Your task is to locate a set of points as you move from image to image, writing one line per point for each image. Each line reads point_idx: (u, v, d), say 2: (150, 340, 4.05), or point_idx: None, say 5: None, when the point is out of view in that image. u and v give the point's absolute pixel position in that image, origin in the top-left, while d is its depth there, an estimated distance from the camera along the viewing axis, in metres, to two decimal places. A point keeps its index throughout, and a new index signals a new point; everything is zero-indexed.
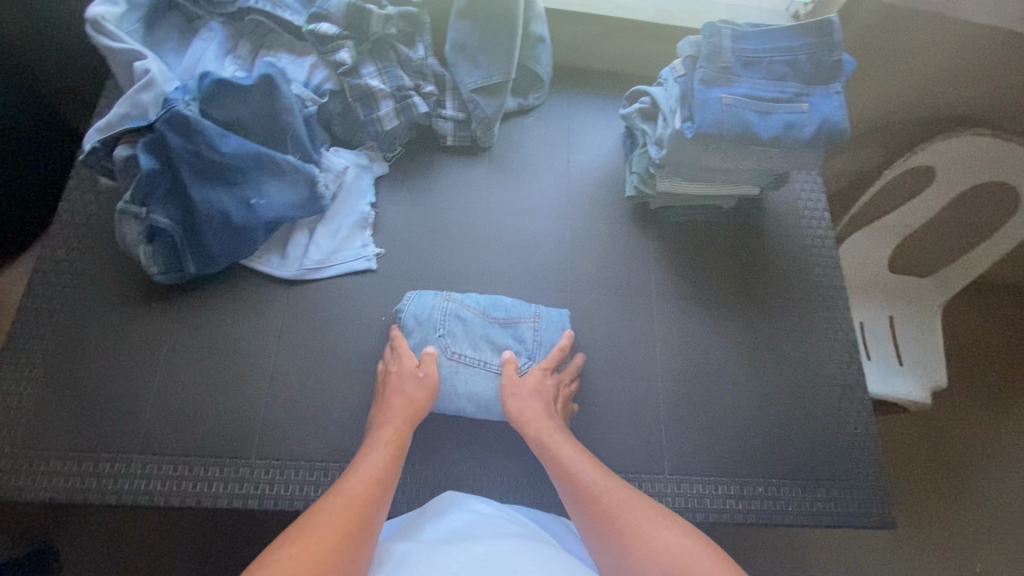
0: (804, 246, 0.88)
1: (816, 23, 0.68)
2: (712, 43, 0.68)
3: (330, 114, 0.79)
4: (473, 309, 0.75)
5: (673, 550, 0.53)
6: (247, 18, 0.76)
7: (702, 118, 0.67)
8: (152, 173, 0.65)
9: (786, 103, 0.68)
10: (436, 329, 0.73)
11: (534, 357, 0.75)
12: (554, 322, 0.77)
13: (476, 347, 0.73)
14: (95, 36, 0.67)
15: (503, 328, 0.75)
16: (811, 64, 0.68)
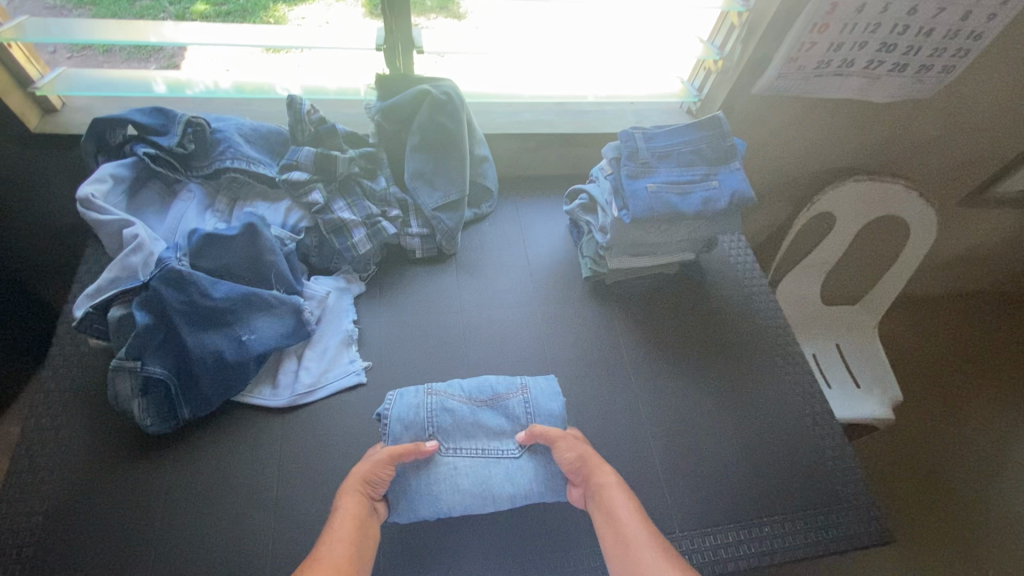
0: (745, 295, 1.00)
1: (708, 120, 0.83)
2: (630, 146, 0.82)
3: (306, 248, 0.86)
4: (460, 398, 0.77)
5: None
6: (223, 176, 0.83)
7: (635, 205, 0.79)
8: (146, 327, 0.68)
9: (699, 183, 0.81)
10: (427, 427, 0.74)
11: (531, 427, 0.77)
12: (545, 390, 0.79)
13: (470, 435, 0.76)
14: (84, 211, 0.73)
15: (492, 411, 0.78)
16: (711, 149, 0.83)
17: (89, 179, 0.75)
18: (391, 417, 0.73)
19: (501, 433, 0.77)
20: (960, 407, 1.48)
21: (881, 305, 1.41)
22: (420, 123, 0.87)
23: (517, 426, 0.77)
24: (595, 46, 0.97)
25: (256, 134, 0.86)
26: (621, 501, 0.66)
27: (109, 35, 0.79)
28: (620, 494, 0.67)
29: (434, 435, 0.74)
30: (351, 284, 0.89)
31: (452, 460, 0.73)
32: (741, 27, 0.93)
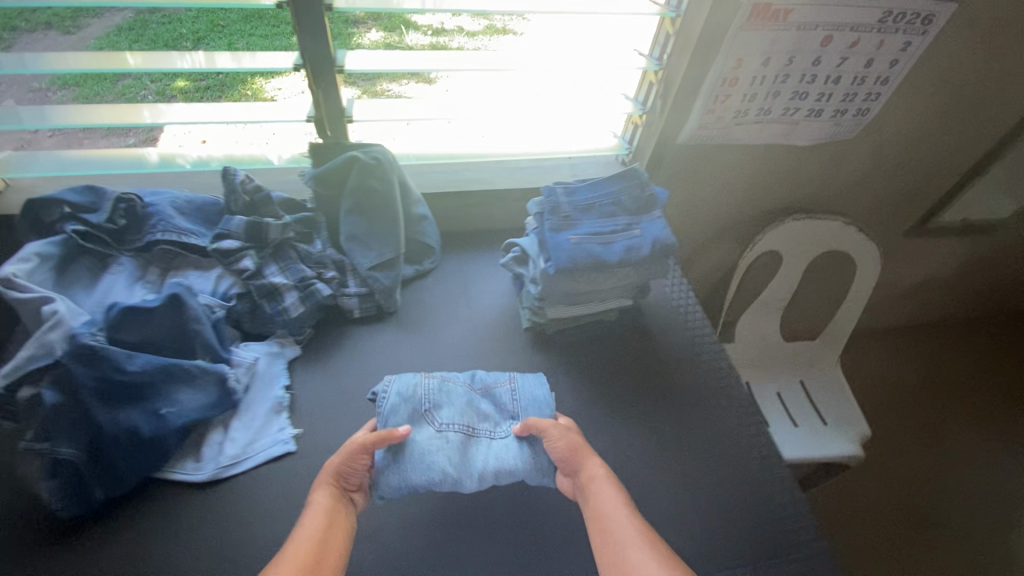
0: (686, 337, 1.00)
1: (625, 172, 0.87)
2: (551, 202, 0.85)
3: (238, 314, 0.86)
4: (457, 381, 0.84)
5: None
6: (155, 248, 0.84)
7: (558, 258, 0.80)
8: (56, 406, 0.65)
9: (622, 233, 0.83)
10: (422, 404, 0.80)
11: (517, 413, 0.82)
12: (531, 386, 0.85)
13: (462, 413, 0.81)
14: (4, 292, 0.72)
15: (485, 397, 0.84)
16: (632, 200, 0.86)
17: (11, 259, 0.75)
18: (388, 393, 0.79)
19: (490, 416, 0.82)
20: (941, 438, 1.58)
21: (839, 339, 1.42)
22: (352, 188, 0.89)
23: (506, 412, 0.83)
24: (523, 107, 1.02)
25: (189, 206, 0.88)
26: (603, 496, 0.71)
27: (92, 119, 0.83)
28: (610, 489, 0.72)
29: (427, 411, 0.79)
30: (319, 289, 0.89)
31: (442, 434, 0.77)
32: (658, 84, 0.98)
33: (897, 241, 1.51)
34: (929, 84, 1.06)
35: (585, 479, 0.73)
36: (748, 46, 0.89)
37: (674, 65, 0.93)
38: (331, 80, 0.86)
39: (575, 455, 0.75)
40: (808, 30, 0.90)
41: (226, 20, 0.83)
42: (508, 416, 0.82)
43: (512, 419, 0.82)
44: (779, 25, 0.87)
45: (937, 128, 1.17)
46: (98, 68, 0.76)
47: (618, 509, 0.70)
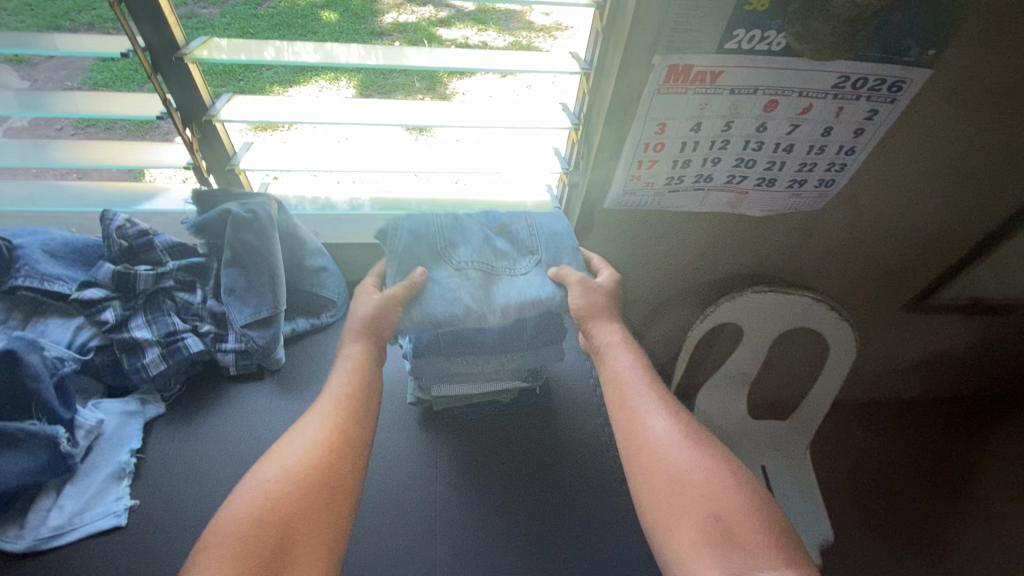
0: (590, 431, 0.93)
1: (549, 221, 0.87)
2: (447, 243, 0.80)
3: (98, 367, 0.82)
4: (470, 219, 0.83)
5: (662, 436, 0.71)
6: (17, 293, 0.80)
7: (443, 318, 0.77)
8: None
9: (522, 276, 0.81)
10: (434, 242, 0.80)
11: (537, 249, 0.83)
12: (548, 221, 0.85)
13: (478, 253, 0.81)
14: None
15: (501, 236, 0.82)
16: (543, 241, 0.84)
17: None
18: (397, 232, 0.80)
19: (508, 252, 0.82)
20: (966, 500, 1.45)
21: (808, 422, 1.28)
22: (229, 240, 0.84)
23: (533, 250, 0.82)
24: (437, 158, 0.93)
25: (63, 248, 0.84)
26: (636, 386, 0.77)
27: (103, 156, 0.84)
28: (642, 379, 0.78)
29: (441, 250, 0.80)
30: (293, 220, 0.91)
31: (461, 273, 0.79)
32: (579, 141, 0.89)
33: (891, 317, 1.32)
34: (908, 155, 0.91)
35: (620, 372, 0.78)
36: (671, 110, 0.78)
37: (593, 122, 0.83)
38: (210, 128, 0.82)
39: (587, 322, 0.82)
40: (744, 94, 0.78)
41: (258, 26, 0.74)
42: (535, 253, 0.82)
43: (535, 253, 0.82)
44: (704, 89, 0.76)
45: (925, 202, 1.01)
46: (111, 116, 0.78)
47: (653, 398, 0.75)
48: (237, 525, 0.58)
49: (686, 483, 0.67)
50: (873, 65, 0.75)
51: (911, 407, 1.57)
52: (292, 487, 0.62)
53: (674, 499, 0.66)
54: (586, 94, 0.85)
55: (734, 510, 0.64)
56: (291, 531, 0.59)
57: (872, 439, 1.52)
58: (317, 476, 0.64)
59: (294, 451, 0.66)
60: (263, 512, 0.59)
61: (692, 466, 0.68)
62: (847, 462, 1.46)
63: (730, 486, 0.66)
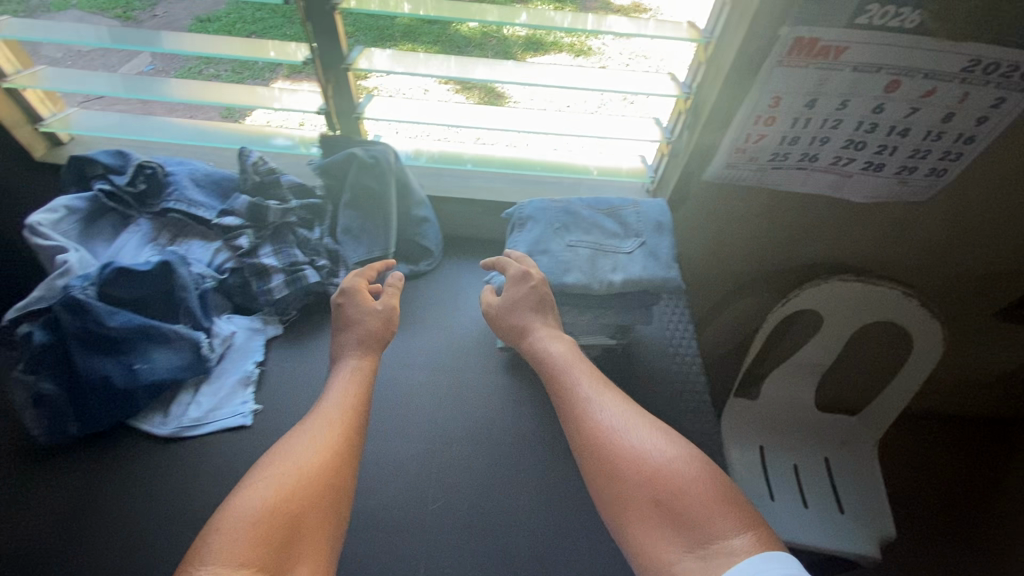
0: (674, 393, 0.92)
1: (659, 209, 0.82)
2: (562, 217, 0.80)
3: (230, 287, 0.91)
4: (583, 205, 0.81)
5: (608, 434, 0.64)
6: (168, 216, 0.91)
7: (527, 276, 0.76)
8: (44, 347, 0.73)
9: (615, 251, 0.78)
10: (552, 222, 0.79)
11: (641, 234, 0.78)
12: (654, 207, 0.81)
13: (587, 232, 0.79)
14: (30, 237, 0.81)
15: (610, 217, 0.80)
16: (642, 219, 0.80)
17: (42, 209, 0.84)
18: (522, 213, 0.81)
19: (616, 235, 0.79)
20: (996, 493, 1.42)
21: (881, 422, 1.26)
22: (353, 184, 0.94)
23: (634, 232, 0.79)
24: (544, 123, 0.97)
25: (206, 179, 0.94)
26: (570, 380, 0.70)
27: (183, 93, 0.91)
28: (577, 365, 0.71)
29: (557, 227, 0.79)
30: (409, 181, 0.99)
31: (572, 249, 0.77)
32: (687, 113, 0.89)
33: (983, 325, 1.27)
34: None
35: (552, 367, 0.71)
36: (789, 84, 0.79)
37: (706, 93, 0.84)
38: (343, 77, 0.88)
39: (519, 329, 0.75)
40: (866, 72, 0.77)
41: None
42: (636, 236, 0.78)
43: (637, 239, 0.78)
44: (827, 64, 0.76)
45: None
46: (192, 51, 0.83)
47: (591, 390, 0.69)
48: (246, 520, 0.56)
49: (634, 477, 0.61)
50: (1011, 50, 0.73)
51: (988, 425, 1.53)
52: (299, 487, 0.62)
53: (626, 500, 0.60)
54: (699, 64, 0.85)
55: (692, 492, 0.58)
56: (300, 519, 0.60)
57: (941, 450, 1.48)
58: (325, 469, 0.65)
59: (305, 451, 0.66)
60: (271, 510, 0.58)
61: (647, 453, 0.62)
62: (909, 469, 1.44)
63: (677, 466, 0.61)
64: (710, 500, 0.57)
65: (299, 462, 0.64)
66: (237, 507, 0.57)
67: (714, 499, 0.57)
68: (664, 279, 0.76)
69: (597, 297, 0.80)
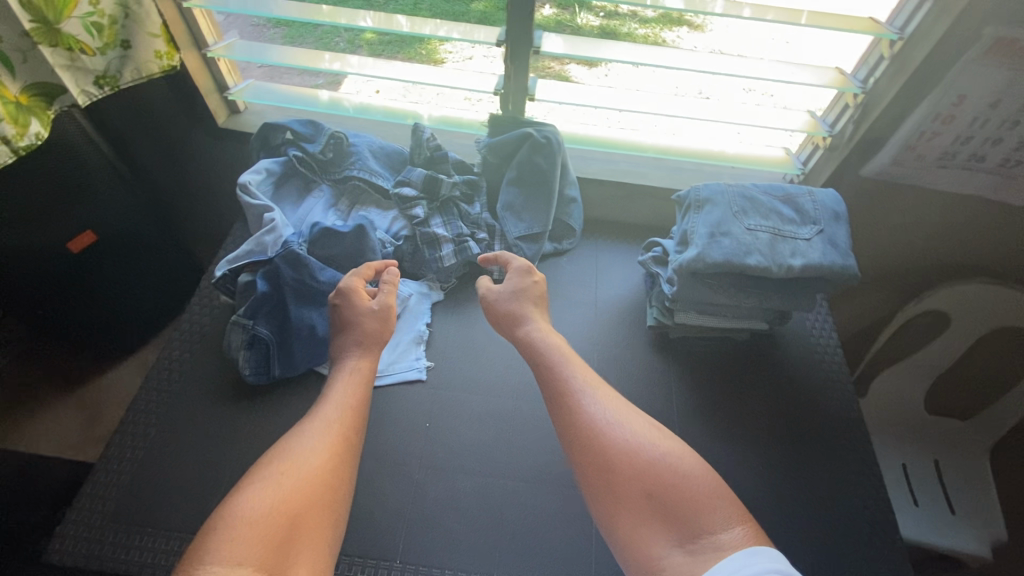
0: (819, 381, 0.95)
1: (828, 195, 0.84)
2: (743, 202, 0.83)
3: (402, 253, 0.98)
4: (759, 193, 0.84)
5: (603, 430, 0.74)
6: (349, 182, 0.98)
7: (713, 252, 0.79)
8: (264, 295, 0.82)
9: (797, 238, 0.80)
10: (732, 206, 0.83)
11: (819, 222, 0.81)
12: (829, 196, 0.84)
13: (767, 217, 0.82)
14: (241, 195, 0.90)
15: (786, 204, 0.83)
16: (820, 210, 0.82)
17: (249, 169, 0.92)
18: (699, 196, 0.85)
19: (794, 221, 0.82)
20: None
21: (997, 428, 1.25)
22: (520, 161, 0.98)
23: (812, 219, 0.82)
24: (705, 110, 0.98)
25: (382, 151, 1.01)
26: (568, 384, 0.80)
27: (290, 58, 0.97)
28: (570, 363, 0.83)
29: (737, 211, 0.82)
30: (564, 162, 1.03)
31: (752, 233, 0.80)
32: (855, 107, 0.91)
33: None
34: None
35: (547, 360, 0.83)
36: (976, 84, 0.81)
37: (881, 90, 0.87)
38: (526, 57, 0.92)
39: (513, 320, 0.89)
40: None
41: None
42: (815, 222, 0.81)
43: (816, 225, 0.81)
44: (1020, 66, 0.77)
45: None
46: (300, 16, 0.88)
47: (585, 392, 0.79)
48: (256, 514, 0.59)
49: (629, 470, 0.70)
50: None
51: None
52: (300, 487, 0.63)
53: (620, 492, 0.70)
54: (878, 58, 0.87)
55: (680, 487, 0.68)
56: (298, 520, 0.61)
57: None
58: (324, 474, 0.66)
59: (305, 453, 0.67)
60: (277, 510, 0.60)
61: (643, 450, 0.72)
62: None
63: (670, 462, 0.70)
64: (699, 494, 0.67)
65: (300, 465, 0.65)
66: (239, 510, 0.59)
67: (703, 495, 0.67)
68: (843, 267, 0.79)
69: (768, 281, 0.84)
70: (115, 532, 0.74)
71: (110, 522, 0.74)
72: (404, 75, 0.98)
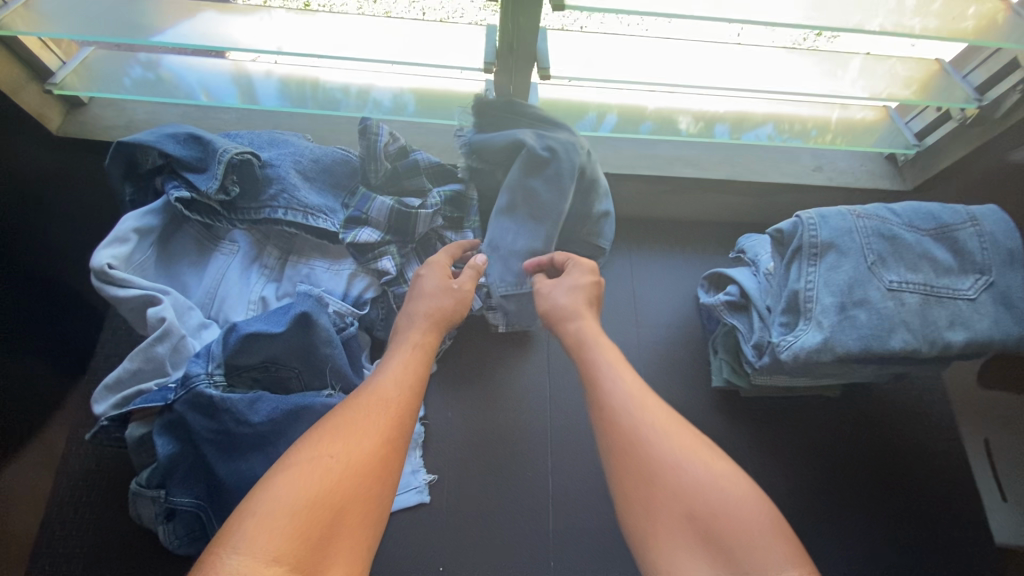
0: (921, 430, 0.76)
1: (986, 211, 0.58)
2: (879, 248, 0.55)
3: (371, 322, 0.68)
4: (902, 228, 0.57)
5: (648, 420, 0.52)
6: (272, 226, 0.65)
7: (844, 337, 0.53)
8: (172, 459, 0.53)
9: (955, 297, 0.55)
10: (864, 253, 0.55)
11: (987, 270, 0.55)
12: (997, 220, 0.57)
13: (914, 269, 0.55)
14: (102, 287, 0.56)
15: (939, 242, 0.56)
16: (991, 248, 0.56)
17: (106, 240, 0.57)
18: (816, 236, 0.56)
19: (950, 270, 0.56)
20: None
21: None
22: (512, 183, 0.69)
23: (976, 264, 0.55)
24: (807, 77, 0.65)
25: (317, 169, 0.66)
26: (603, 370, 0.58)
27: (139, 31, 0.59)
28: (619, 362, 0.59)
29: (872, 263, 0.55)
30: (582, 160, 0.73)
31: (896, 297, 0.54)
32: None
33: None
34: None
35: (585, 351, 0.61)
36: None
37: None
38: (535, 15, 0.56)
39: (552, 320, 0.65)
40: None
41: None
42: (981, 270, 0.55)
43: (982, 274, 0.55)
44: None
45: None
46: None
47: (624, 379, 0.57)
48: (282, 509, 0.41)
49: (671, 486, 0.48)
50: None
51: None
52: (342, 471, 0.45)
53: (661, 509, 0.48)
54: None
55: (741, 511, 0.46)
56: (336, 516, 0.43)
57: None
58: (373, 467, 0.47)
59: (353, 427, 0.48)
60: (304, 499, 0.42)
61: (691, 464, 0.49)
62: None
63: (727, 481, 0.47)
64: (757, 524, 0.45)
65: (347, 442, 0.47)
66: (265, 501, 0.41)
67: (766, 527, 0.45)
68: (1019, 339, 0.55)
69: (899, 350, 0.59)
70: None
71: None
72: (340, 52, 0.61)
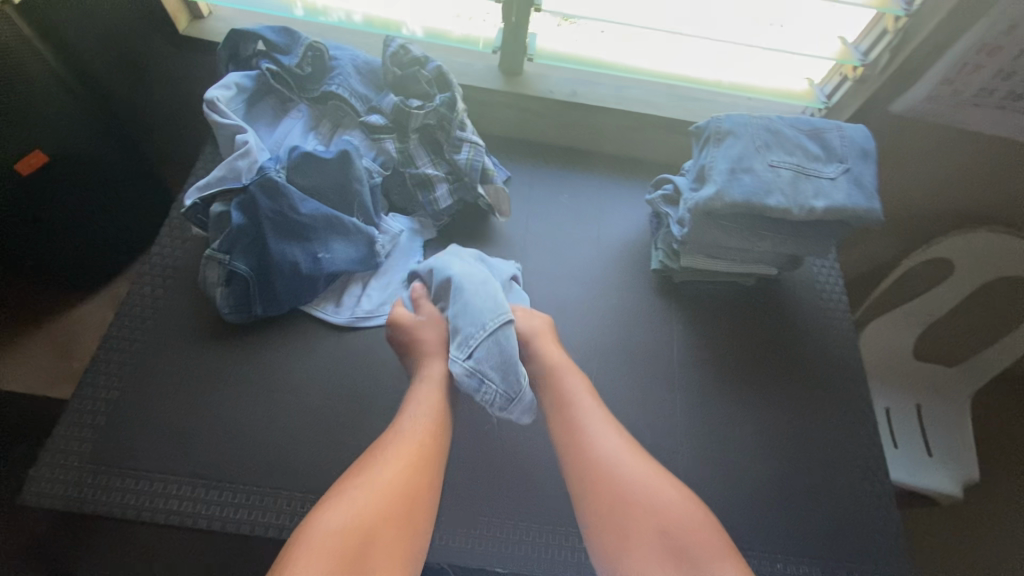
0: (823, 329, 0.92)
1: (853, 126, 0.79)
2: (764, 137, 0.77)
3: (390, 185, 0.90)
4: (786, 129, 0.78)
5: (618, 452, 0.67)
6: (329, 101, 0.88)
7: (732, 190, 0.73)
8: (240, 227, 0.75)
9: (820, 176, 0.74)
10: (753, 139, 0.76)
11: (846, 159, 0.75)
12: (858, 132, 0.77)
13: (790, 153, 0.76)
14: (209, 112, 0.80)
15: (812, 139, 0.77)
16: (846, 146, 0.76)
17: (217, 84, 0.82)
18: (720, 126, 0.78)
19: (818, 158, 0.76)
20: None
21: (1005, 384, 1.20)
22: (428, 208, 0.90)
23: (839, 156, 0.76)
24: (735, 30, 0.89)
25: (367, 68, 0.90)
26: (577, 407, 0.71)
27: None
28: (591, 399, 0.72)
29: (758, 145, 0.76)
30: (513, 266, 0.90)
31: (774, 170, 0.74)
32: (894, 34, 0.84)
33: None
34: None
35: (561, 390, 0.73)
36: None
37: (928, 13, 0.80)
38: None
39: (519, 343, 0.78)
40: None
41: None
42: (841, 160, 0.75)
43: (841, 163, 0.75)
44: None
45: None
46: None
47: (602, 419, 0.70)
48: (332, 530, 0.56)
49: (638, 503, 0.63)
50: None
51: None
52: (372, 506, 0.59)
53: (630, 539, 0.62)
54: None
55: (691, 517, 0.63)
56: (370, 538, 0.57)
57: None
58: (402, 495, 0.61)
59: (381, 469, 0.62)
60: (346, 531, 0.56)
61: (655, 489, 0.64)
62: None
63: (674, 490, 0.65)
64: (696, 522, 0.62)
65: (376, 482, 0.61)
66: (314, 533, 0.55)
67: (701, 527, 0.62)
68: (867, 210, 0.73)
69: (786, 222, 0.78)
70: (94, 473, 0.70)
71: (84, 466, 0.70)
72: None
